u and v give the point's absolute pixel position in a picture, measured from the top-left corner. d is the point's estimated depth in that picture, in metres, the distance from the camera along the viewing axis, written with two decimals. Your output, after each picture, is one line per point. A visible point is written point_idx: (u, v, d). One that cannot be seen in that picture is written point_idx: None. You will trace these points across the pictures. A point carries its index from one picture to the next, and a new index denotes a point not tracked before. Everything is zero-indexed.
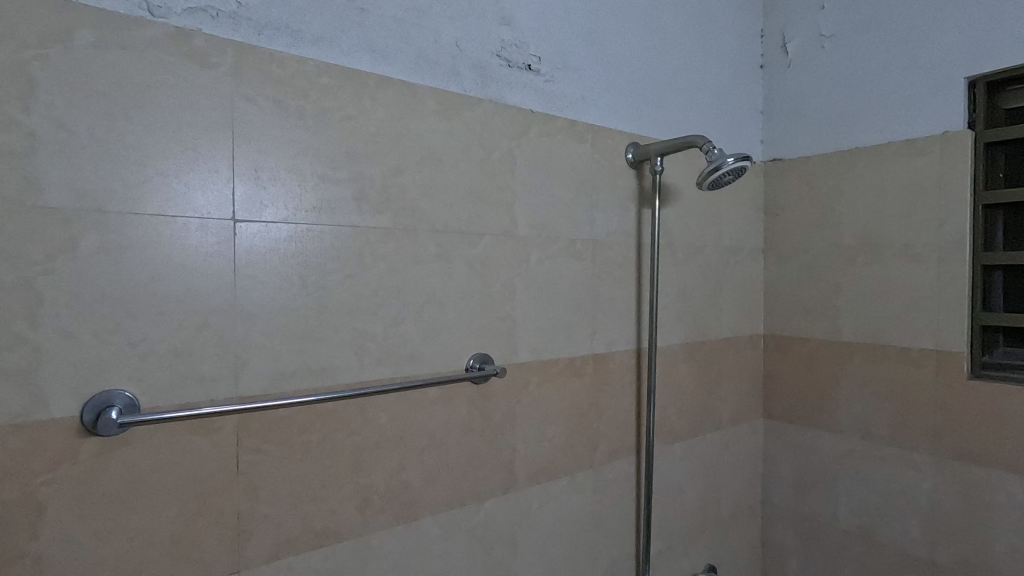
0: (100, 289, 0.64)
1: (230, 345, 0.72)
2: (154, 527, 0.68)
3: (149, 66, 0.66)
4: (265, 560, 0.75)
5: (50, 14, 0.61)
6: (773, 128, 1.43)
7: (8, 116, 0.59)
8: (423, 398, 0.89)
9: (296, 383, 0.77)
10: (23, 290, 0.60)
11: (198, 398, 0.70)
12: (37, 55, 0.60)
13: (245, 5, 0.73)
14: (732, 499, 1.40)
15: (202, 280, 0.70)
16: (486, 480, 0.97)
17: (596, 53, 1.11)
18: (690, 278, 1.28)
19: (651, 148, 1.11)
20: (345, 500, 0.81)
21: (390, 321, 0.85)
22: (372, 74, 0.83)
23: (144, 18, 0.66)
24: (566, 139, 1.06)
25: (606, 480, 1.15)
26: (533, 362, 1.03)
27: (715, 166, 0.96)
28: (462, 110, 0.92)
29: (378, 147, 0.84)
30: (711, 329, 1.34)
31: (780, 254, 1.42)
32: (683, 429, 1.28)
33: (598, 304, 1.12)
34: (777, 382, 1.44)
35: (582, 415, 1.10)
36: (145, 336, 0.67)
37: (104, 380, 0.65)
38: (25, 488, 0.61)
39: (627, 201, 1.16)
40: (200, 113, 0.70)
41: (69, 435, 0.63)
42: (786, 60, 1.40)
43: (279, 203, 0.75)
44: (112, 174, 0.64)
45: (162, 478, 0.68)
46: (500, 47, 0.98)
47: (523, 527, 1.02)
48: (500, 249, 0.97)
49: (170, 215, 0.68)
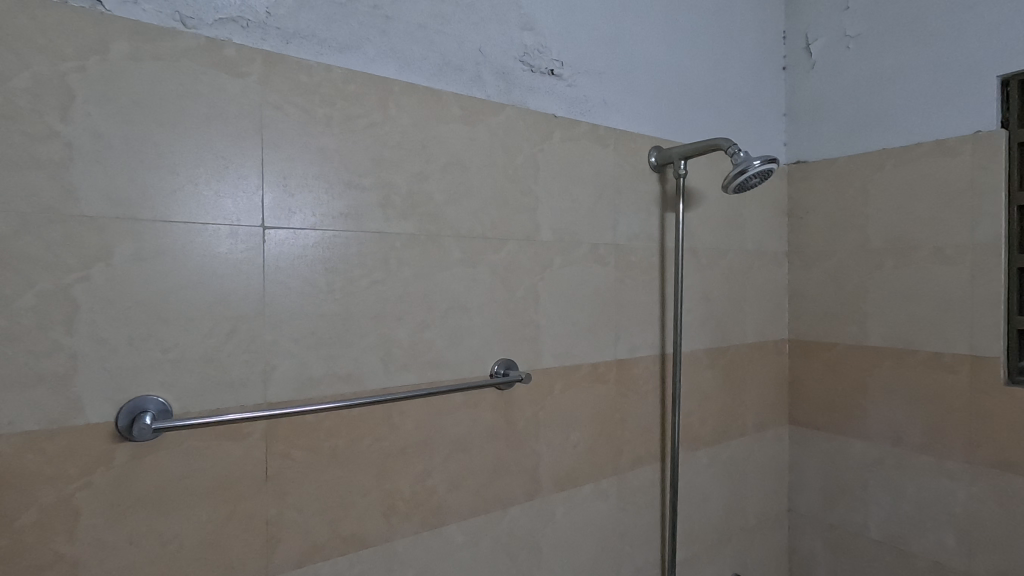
0: (134, 296, 0.65)
1: (259, 350, 0.73)
2: (185, 532, 0.68)
3: (181, 76, 0.68)
4: (293, 565, 0.75)
5: (87, 27, 0.62)
6: (797, 130, 1.42)
7: (47, 127, 0.60)
8: (448, 403, 0.89)
9: (323, 389, 0.77)
10: (61, 297, 0.61)
11: (228, 403, 0.71)
12: (75, 67, 0.62)
13: (274, 14, 0.74)
14: (758, 508, 1.38)
15: (232, 287, 0.71)
16: (511, 487, 0.96)
17: (618, 57, 1.11)
18: (714, 283, 1.27)
19: (674, 151, 1.10)
20: (372, 506, 0.81)
21: (415, 326, 0.85)
22: (397, 81, 0.84)
23: (177, 29, 0.68)
24: (588, 143, 1.06)
25: (631, 487, 1.13)
26: (557, 367, 1.02)
27: (741, 168, 0.95)
28: (486, 116, 0.93)
29: (403, 153, 0.84)
30: (736, 334, 1.32)
31: (806, 258, 1.39)
32: (708, 436, 1.27)
33: (621, 309, 1.11)
34: (804, 388, 1.41)
35: (606, 421, 1.09)
36: (176, 342, 0.68)
37: (138, 386, 0.65)
38: (62, 492, 0.62)
39: (650, 205, 1.15)
40: (230, 121, 0.71)
41: (104, 439, 0.64)
42: (809, 61, 1.38)
43: (306, 210, 0.76)
44: (146, 182, 0.65)
45: (193, 483, 0.69)
46: (523, 52, 0.98)
47: (548, 534, 1.01)
48: (524, 254, 0.97)
49: (201, 222, 0.69)
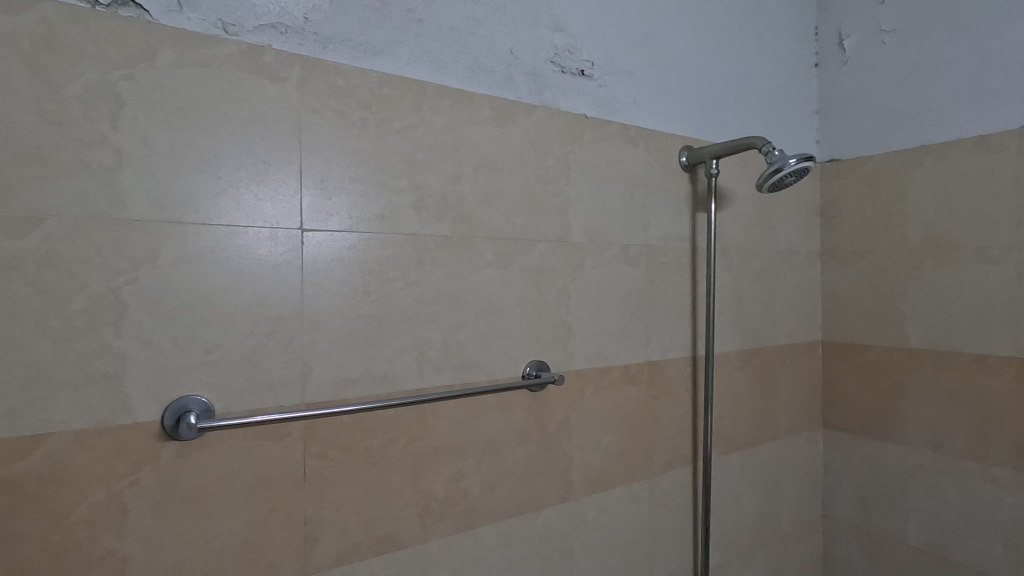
0: (178, 298, 0.66)
1: (298, 351, 0.74)
2: (228, 530, 0.69)
3: (224, 82, 0.69)
4: (330, 565, 0.76)
5: (135, 36, 0.64)
6: (830, 127, 1.39)
7: (97, 133, 0.62)
8: (480, 405, 0.89)
9: (360, 390, 0.78)
10: (110, 298, 0.63)
11: (268, 404, 0.72)
12: (124, 75, 0.63)
13: (311, 20, 0.75)
14: (792, 514, 1.35)
15: (272, 288, 0.72)
16: (543, 489, 0.96)
17: (649, 56, 1.10)
18: (745, 284, 1.25)
19: (706, 151, 1.09)
20: (406, 506, 0.82)
21: (449, 328, 0.86)
22: (430, 84, 0.84)
23: (219, 36, 0.69)
24: (619, 143, 1.05)
25: (662, 490, 1.12)
26: (588, 369, 1.01)
27: (776, 167, 0.93)
28: (518, 117, 0.93)
29: (437, 156, 0.84)
30: (768, 336, 1.30)
31: (840, 258, 1.37)
32: (740, 439, 1.25)
33: (652, 310, 1.10)
34: (839, 390, 1.38)
35: (637, 424, 1.08)
36: (219, 343, 0.69)
37: (182, 386, 0.67)
38: (111, 490, 0.63)
39: (681, 205, 1.14)
40: (269, 125, 0.72)
41: (150, 438, 0.65)
42: (842, 57, 1.36)
43: (343, 212, 0.77)
44: (190, 187, 0.67)
45: (235, 482, 0.70)
46: (553, 53, 0.98)
47: (580, 537, 1.00)
48: (555, 256, 0.96)
49: (242, 225, 0.70)
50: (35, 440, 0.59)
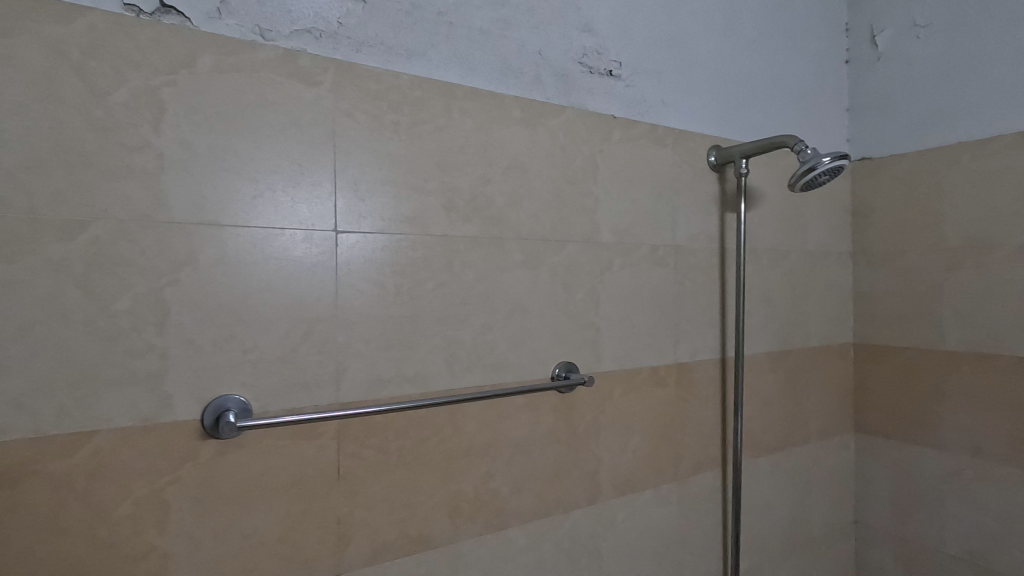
0: (217, 298, 0.68)
1: (332, 351, 0.74)
2: (265, 528, 0.70)
3: (261, 86, 0.70)
4: (363, 563, 0.76)
5: (177, 43, 0.66)
6: (861, 125, 1.36)
7: (142, 138, 0.64)
8: (510, 405, 0.89)
9: (392, 391, 0.78)
10: (153, 299, 0.64)
11: (304, 403, 0.73)
12: (166, 81, 0.65)
13: (345, 24, 0.76)
14: (823, 519, 1.32)
15: (307, 289, 0.73)
16: (572, 490, 0.95)
17: (677, 56, 1.09)
18: (775, 284, 1.23)
19: (735, 150, 1.08)
20: (437, 506, 0.82)
21: (479, 328, 0.86)
22: (460, 86, 0.85)
23: (257, 41, 0.70)
24: (647, 143, 1.04)
25: (691, 493, 1.11)
26: (616, 371, 1.01)
27: (809, 166, 0.91)
28: (546, 118, 0.93)
29: (467, 157, 0.85)
30: (799, 337, 1.28)
31: (873, 258, 1.34)
32: (770, 443, 1.23)
33: (681, 311, 1.09)
34: (872, 394, 1.35)
35: (666, 426, 1.07)
36: (256, 343, 0.70)
37: (220, 386, 0.68)
38: (153, 486, 0.64)
39: (709, 205, 1.13)
40: (304, 128, 0.73)
41: (191, 437, 0.67)
42: (874, 53, 1.33)
43: (375, 214, 0.77)
44: (228, 190, 0.68)
45: (271, 480, 0.71)
46: (582, 54, 0.97)
47: (609, 539, 0.99)
48: (584, 256, 0.96)
49: (278, 227, 0.71)
50: (82, 436, 0.61)
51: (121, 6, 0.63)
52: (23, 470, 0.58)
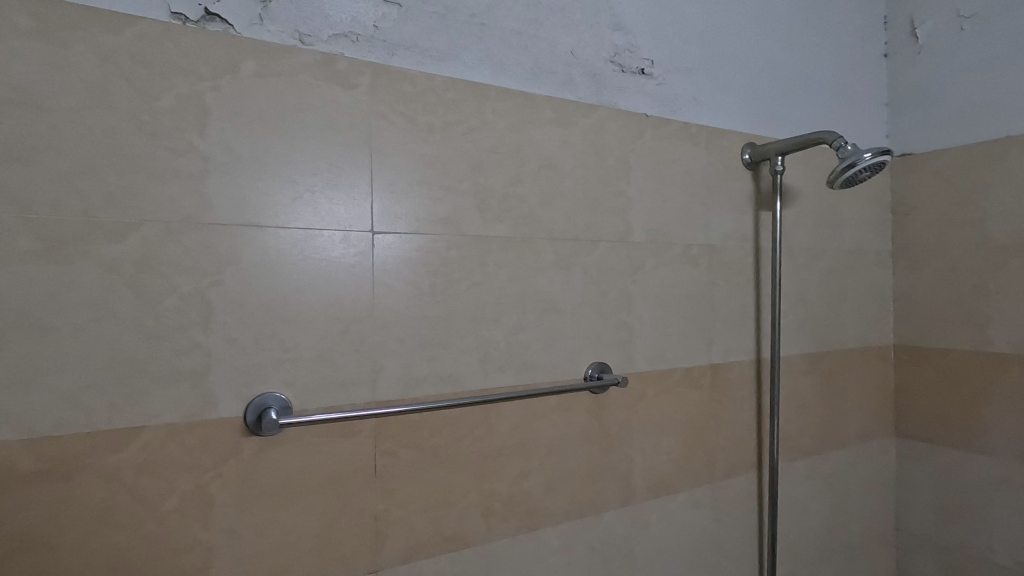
0: (259, 298, 0.69)
1: (369, 350, 0.75)
2: (304, 524, 0.72)
3: (301, 90, 0.72)
4: (399, 561, 0.77)
5: (221, 49, 0.67)
6: (901, 120, 1.32)
7: (187, 142, 0.65)
8: (543, 406, 0.89)
9: (426, 390, 0.79)
10: (198, 299, 0.66)
11: (341, 401, 0.74)
12: (211, 87, 0.67)
13: (381, 28, 0.77)
14: (862, 526, 1.29)
15: (344, 289, 0.74)
16: (605, 492, 0.95)
17: (711, 53, 1.08)
18: (811, 284, 1.20)
19: (771, 147, 1.06)
20: (471, 505, 0.82)
21: (512, 329, 0.86)
22: (493, 87, 0.85)
23: (296, 46, 0.72)
24: (680, 141, 1.03)
25: (726, 497, 1.09)
26: (649, 371, 1.00)
27: (849, 162, 0.89)
28: (578, 118, 0.92)
29: (499, 157, 0.85)
30: (836, 338, 1.24)
31: (914, 257, 1.30)
32: (807, 446, 1.20)
33: (715, 311, 1.07)
34: (913, 397, 1.31)
35: (699, 427, 1.05)
36: (295, 342, 0.71)
37: (262, 384, 0.69)
38: (198, 481, 0.66)
39: (744, 204, 1.11)
40: (341, 130, 0.74)
41: (234, 433, 0.68)
42: (915, 46, 1.29)
43: (410, 214, 0.78)
44: (269, 192, 0.70)
45: (310, 477, 0.72)
46: (614, 53, 0.97)
47: (642, 542, 0.98)
48: (616, 256, 0.96)
49: (317, 229, 0.72)
50: (132, 432, 0.63)
51: (169, 15, 0.65)
52: (77, 464, 0.61)
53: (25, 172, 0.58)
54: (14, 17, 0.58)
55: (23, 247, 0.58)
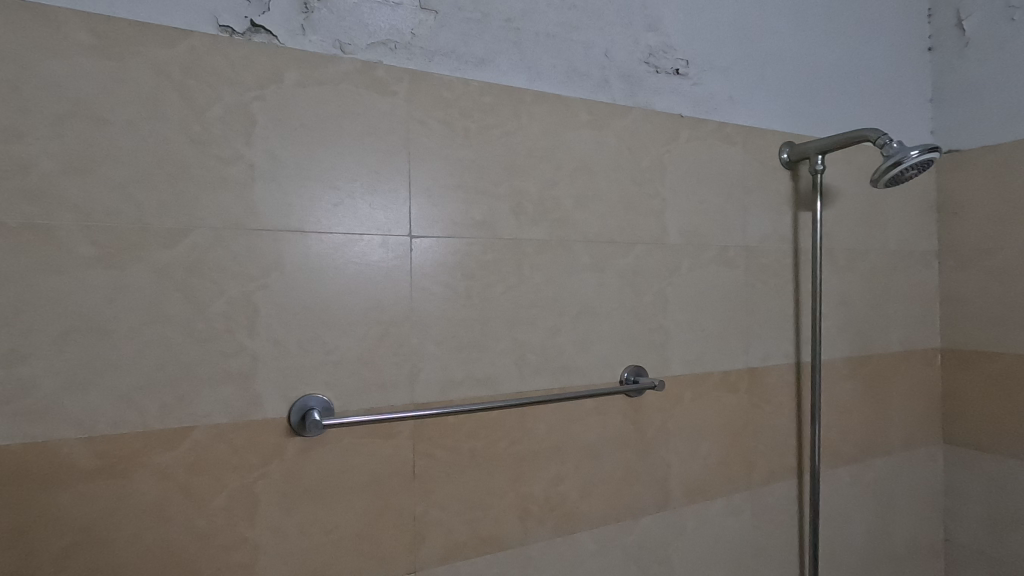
0: (302, 302, 0.71)
1: (407, 353, 0.76)
2: (345, 524, 0.73)
3: (342, 98, 0.73)
4: (437, 562, 0.78)
5: (266, 60, 0.69)
6: (947, 115, 1.28)
7: (234, 150, 0.68)
8: (579, 409, 0.88)
9: (464, 392, 0.80)
10: (245, 302, 0.68)
11: (380, 403, 0.75)
12: (256, 96, 0.69)
13: (418, 35, 0.79)
14: (908, 536, 1.24)
15: (384, 292, 0.75)
16: (641, 496, 0.94)
17: (747, 52, 1.06)
18: (853, 286, 1.17)
19: (810, 146, 1.03)
20: (508, 508, 0.83)
21: (547, 331, 0.86)
22: (528, 90, 0.85)
23: (337, 55, 0.73)
24: (715, 142, 1.02)
25: (765, 503, 1.06)
26: (686, 375, 0.98)
27: (894, 161, 0.87)
28: (613, 119, 0.92)
29: (535, 160, 0.85)
30: (880, 341, 1.21)
31: (962, 257, 1.25)
32: (849, 453, 1.17)
33: (752, 313, 1.05)
34: (962, 403, 1.26)
35: (737, 432, 1.03)
36: (337, 345, 0.73)
37: (305, 385, 0.71)
38: (245, 480, 0.68)
39: (782, 204, 1.09)
40: (380, 136, 0.75)
41: (278, 434, 0.70)
42: (961, 39, 1.25)
43: (446, 218, 0.79)
44: (311, 198, 0.71)
45: (351, 478, 0.73)
46: (648, 54, 0.96)
47: (679, 548, 0.97)
48: (651, 258, 0.95)
49: (357, 233, 0.74)
50: (183, 431, 0.65)
51: (217, 28, 0.67)
52: (131, 462, 0.63)
53: (84, 181, 0.61)
54: (74, 33, 0.61)
55: (82, 253, 0.61)
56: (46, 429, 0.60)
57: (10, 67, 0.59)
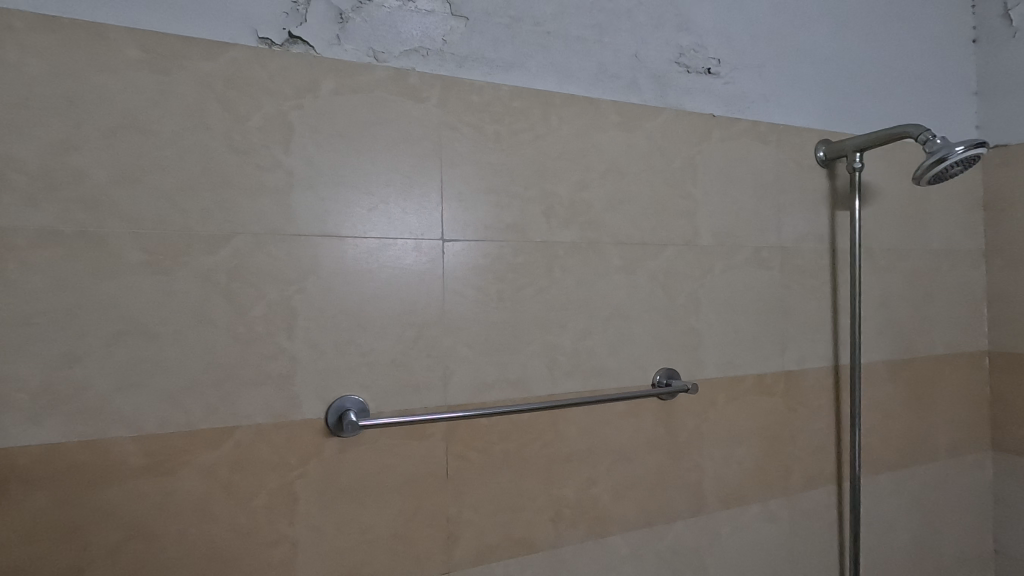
0: (338, 305, 0.72)
1: (440, 355, 0.77)
2: (380, 524, 0.74)
3: (376, 105, 0.75)
4: (470, 563, 0.78)
5: (303, 70, 0.71)
6: (993, 109, 1.23)
7: (274, 159, 0.70)
8: (611, 412, 0.88)
9: (495, 394, 0.80)
10: (284, 306, 0.70)
11: (414, 405, 0.76)
12: (294, 106, 0.71)
13: (449, 41, 0.80)
14: (955, 546, 1.20)
15: (417, 295, 0.76)
16: (674, 501, 0.92)
17: (781, 49, 1.04)
18: (894, 287, 1.14)
19: (848, 144, 1.01)
20: (540, 510, 0.83)
21: (578, 334, 0.86)
22: (558, 94, 0.86)
23: (371, 64, 0.75)
24: (749, 141, 1.00)
25: (803, 509, 1.04)
26: (720, 378, 0.97)
27: (938, 157, 0.84)
28: (643, 120, 0.91)
29: (565, 163, 0.85)
30: (923, 343, 1.17)
31: (1011, 256, 1.20)
32: (892, 459, 1.13)
33: (788, 315, 1.03)
34: (1012, 408, 1.21)
35: (773, 437, 1.01)
36: (372, 347, 0.74)
37: (341, 387, 0.72)
38: (285, 479, 0.70)
39: (818, 204, 1.06)
40: (413, 142, 0.76)
41: (316, 434, 0.71)
42: (1008, 29, 1.20)
43: (478, 222, 0.80)
44: (347, 203, 0.73)
45: (386, 478, 0.74)
46: (679, 53, 0.95)
47: (714, 554, 0.95)
48: (683, 260, 0.94)
49: (391, 238, 0.75)
50: (226, 431, 0.67)
51: (256, 40, 0.70)
52: (178, 460, 0.65)
53: (134, 191, 0.64)
54: (124, 49, 0.64)
55: (132, 259, 0.64)
56: (99, 428, 0.62)
57: (66, 83, 0.62)
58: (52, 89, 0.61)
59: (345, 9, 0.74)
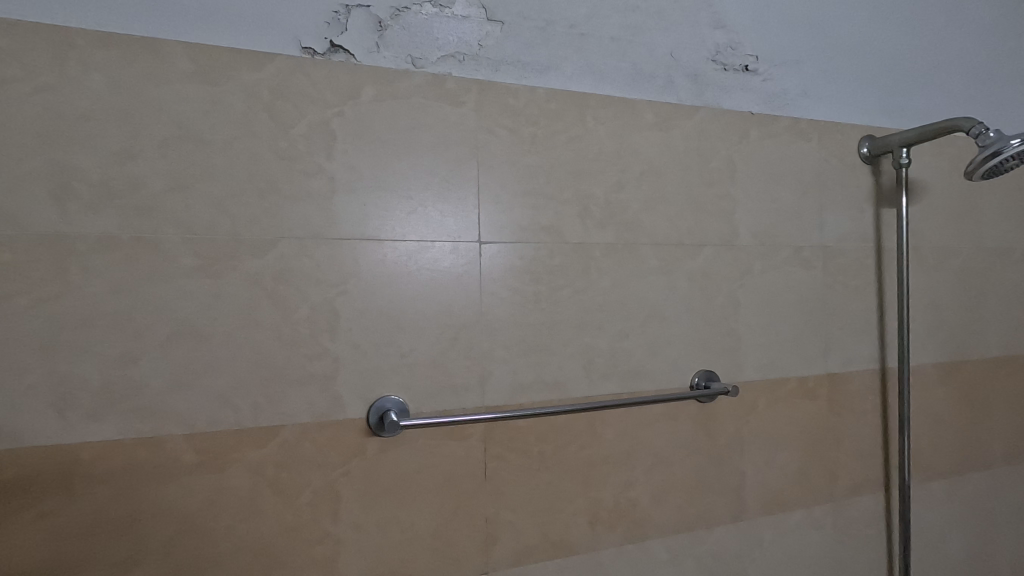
0: (378, 306, 0.74)
1: (478, 356, 0.78)
2: (420, 523, 0.75)
3: (414, 110, 0.76)
4: (509, 564, 0.78)
5: (344, 78, 0.73)
6: None
7: (317, 165, 0.71)
8: (649, 414, 0.87)
9: (533, 395, 0.80)
10: (326, 308, 0.71)
11: (453, 406, 0.77)
12: (336, 113, 0.73)
13: (484, 45, 0.81)
14: (1012, 558, 1.14)
15: (455, 297, 0.77)
16: (715, 505, 0.91)
17: (821, 44, 1.02)
18: (944, 286, 1.09)
19: (893, 139, 0.98)
20: (578, 513, 0.82)
21: (615, 335, 0.85)
22: (593, 95, 0.86)
23: (409, 70, 0.76)
24: (789, 139, 0.98)
25: (849, 517, 1.01)
26: (760, 381, 0.95)
27: (993, 151, 0.81)
28: (679, 119, 0.91)
29: (601, 164, 0.85)
30: (976, 345, 1.12)
31: None
32: (943, 465, 1.09)
33: (832, 315, 1.00)
34: None
35: (817, 441, 0.99)
36: (411, 348, 0.75)
37: (382, 388, 0.74)
38: (328, 478, 0.71)
39: (862, 201, 1.03)
40: (451, 146, 0.77)
41: (358, 434, 0.73)
42: None
43: (515, 224, 0.80)
44: (387, 208, 0.74)
45: (426, 478, 0.75)
46: (715, 51, 0.94)
47: (756, 561, 0.93)
48: (722, 260, 0.92)
49: (429, 240, 0.76)
50: (272, 430, 0.69)
51: (300, 50, 0.72)
52: (227, 458, 0.68)
53: (186, 198, 0.67)
54: (177, 62, 0.67)
55: (185, 263, 0.66)
56: (155, 427, 0.65)
57: (124, 96, 0.65)
58: (111, 102, 0.64)
59: (384, 17, 0.76)
